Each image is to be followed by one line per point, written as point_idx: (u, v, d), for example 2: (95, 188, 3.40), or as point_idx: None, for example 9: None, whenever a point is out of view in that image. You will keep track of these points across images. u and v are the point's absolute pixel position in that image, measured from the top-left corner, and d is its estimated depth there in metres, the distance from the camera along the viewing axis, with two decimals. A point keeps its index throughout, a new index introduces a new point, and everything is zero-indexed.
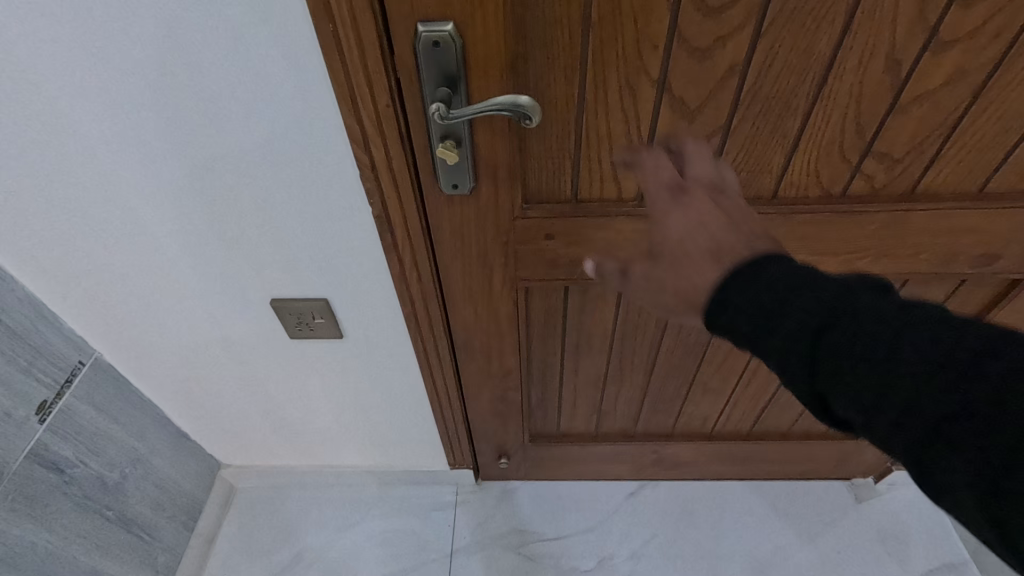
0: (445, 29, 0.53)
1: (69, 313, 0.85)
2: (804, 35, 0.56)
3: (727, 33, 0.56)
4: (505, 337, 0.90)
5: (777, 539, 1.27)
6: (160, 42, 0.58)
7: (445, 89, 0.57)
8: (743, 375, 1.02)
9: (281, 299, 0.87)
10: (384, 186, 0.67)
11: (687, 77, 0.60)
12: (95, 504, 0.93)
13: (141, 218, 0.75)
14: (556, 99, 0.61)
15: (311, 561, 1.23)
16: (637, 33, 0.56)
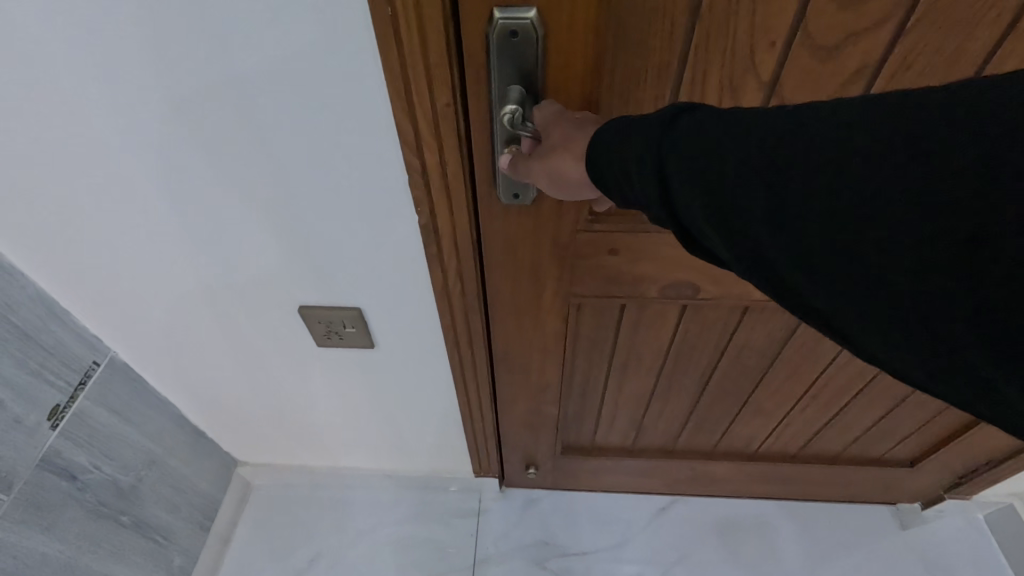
0: (527, 17, 0.46)
1: (83, 311, 0.79)
2: (955, 35, 0.50)
3: (862, 29, 0.50)
4: (548, 354, 0.83)
5: (816, 564, 1.21)
6: (188, 22, 0.50)
7: (519, 87, 0.50)
8: (799, 401, 0.95)
9: (310, 307, 0.82)
10: (433, 192, 0.60)
11: (804, 80, 0.53)
12: (109, 510, 0.88)
13: (161, 216, 0.68)
14: (644, 99, 0.54)
15: (328, 566, 1.19)
16: (753, 29, 0.50)
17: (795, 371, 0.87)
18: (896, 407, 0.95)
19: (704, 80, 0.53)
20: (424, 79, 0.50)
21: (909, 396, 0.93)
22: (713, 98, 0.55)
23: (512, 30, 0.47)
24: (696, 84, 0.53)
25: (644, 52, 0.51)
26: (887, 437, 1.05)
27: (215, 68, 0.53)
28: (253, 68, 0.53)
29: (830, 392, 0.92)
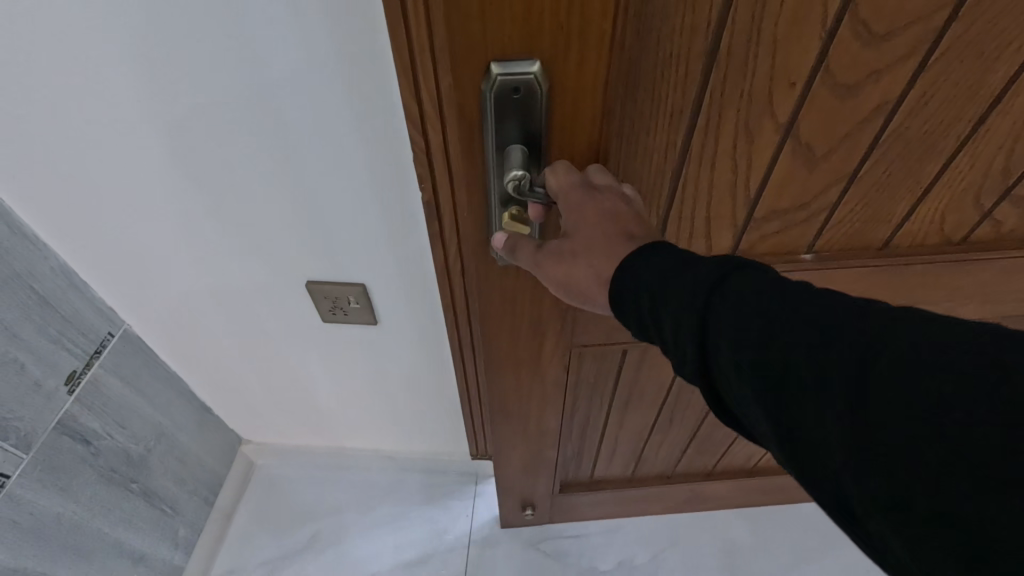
0: (530, 72, 0.46)
1: (102, 284, 0.82)
2: (977, 68, 0.53)
3: (885, 66, 0.52)
4: (548, 402, 0.87)
5: (805, 556, 1.23)
6: (222, 9, 0.54)
7: (520, 146, 0.51)
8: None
9: (316, 282, 0.84)
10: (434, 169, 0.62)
11: (823, 117, 0.56)
12: (121, 477, 0.91)
13: (181, 192, 0.72)
14: (655, 144, 0.57)
15: (327, 543, 1.23)
16: (773, 70, 0.52)
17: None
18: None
19: (721, 125, 0.56)
20: (429, 62, 0.50)
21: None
22: (728, 140, 0.57)
23: (513, 86, 0.47)
24: (713, 130, 0.56)
25: (656, 97, 0.52)
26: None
27: (241, 52, 0.57)
28: (278, 52, 0.57)
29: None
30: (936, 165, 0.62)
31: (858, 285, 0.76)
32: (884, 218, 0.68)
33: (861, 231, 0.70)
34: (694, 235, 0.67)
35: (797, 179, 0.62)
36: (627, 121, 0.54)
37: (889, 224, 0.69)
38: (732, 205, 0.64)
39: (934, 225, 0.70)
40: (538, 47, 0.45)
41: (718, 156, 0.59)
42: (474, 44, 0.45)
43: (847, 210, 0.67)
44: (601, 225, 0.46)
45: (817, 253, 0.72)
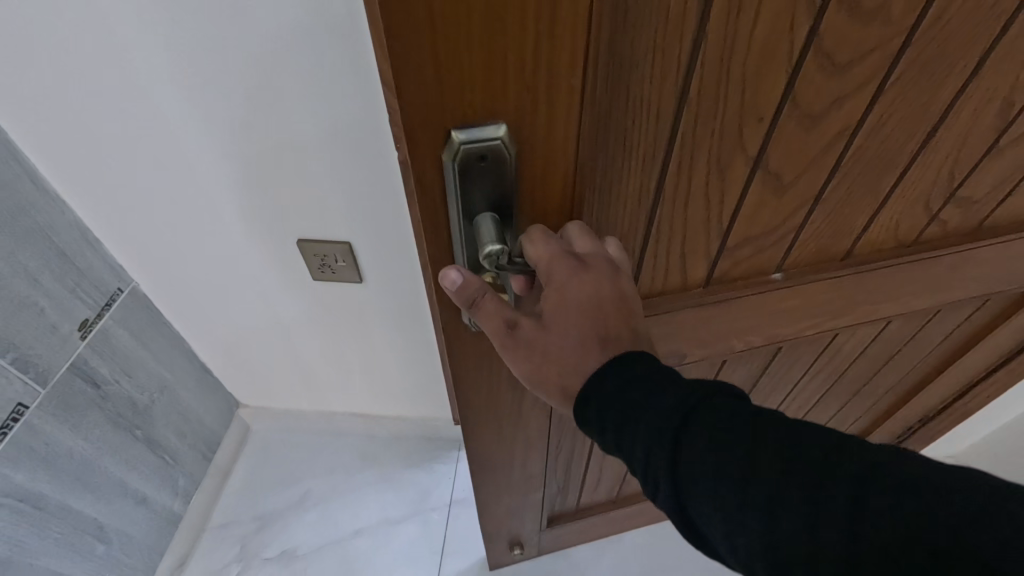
0: (496, 139, 0.41)
1: (113, 242, 0.90)
2: (926, 84, 0.54)
3: (847, 93, 0.52)
4: (532, 451, 0.87)
5: None
6: None
7: (491, 214, 0.46)
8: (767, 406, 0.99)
9: (307, 239, 0.91)
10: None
11: (790, 147, 0.55)
12: (126, 422, 0.99)
13: (186, 159, 0.79)
14: (629, 190, 0.54)
15: (319, 498, 1.31)
16: (743, 106, 0.49)
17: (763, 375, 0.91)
18: (843, 394, 1.03)
19: (694, 163, 0.53)
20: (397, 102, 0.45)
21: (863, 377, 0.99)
22: (700, 178, 0.55)
23: (479, 152, 0.42)
24: (685, 170, 0.54)
25: (627, 141, 0.49)
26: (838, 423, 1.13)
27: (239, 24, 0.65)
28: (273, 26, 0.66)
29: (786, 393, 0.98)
30: (894, 176, 0.63)
31: (825, 299, 0.75)
32: (846, 232, 0.68)
33: (827, 246, 0.69)
34: (670, 268, 0.65)
35: (768, 208, 0.61)
36: (598, 167, 0.51)
37: (850, 237, 0.69)
38: (706, 239, 0.62)
39: (892, 232, 0.71)
40: (504, 105, 0.41)
41: (691, 195, 0.56)
42: (442, 108, 0.40)
43: (812, 228, 0.66)
44: (589, 321, 0.45)
45: (787, 271, 0.71)
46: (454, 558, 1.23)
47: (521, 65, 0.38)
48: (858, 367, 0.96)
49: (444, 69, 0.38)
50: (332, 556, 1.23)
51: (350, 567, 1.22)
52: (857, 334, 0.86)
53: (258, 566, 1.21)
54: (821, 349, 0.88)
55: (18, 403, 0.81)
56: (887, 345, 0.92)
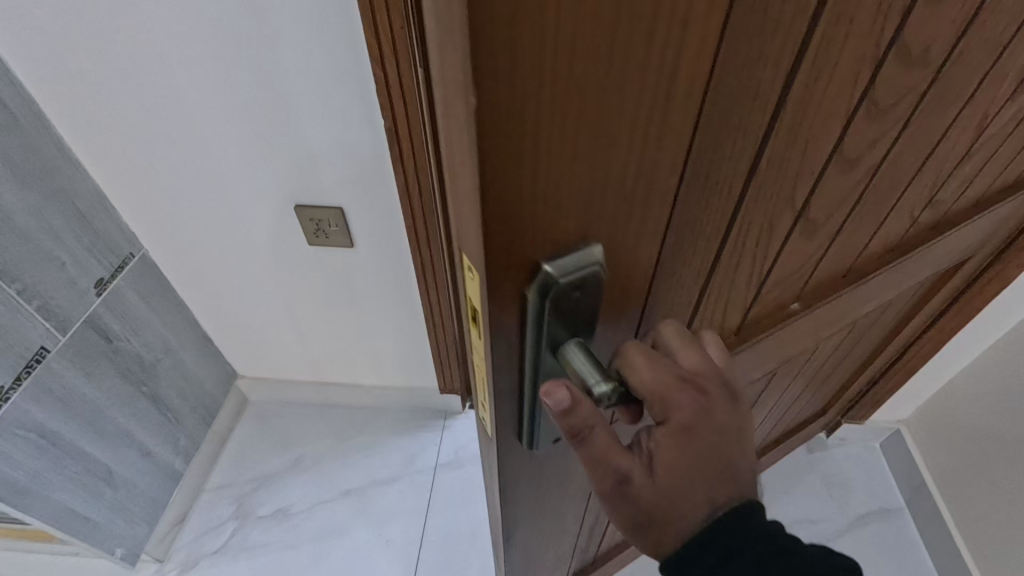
0: (593, 261, 0.30)
1: (127, 209, 1.00)
2: (934, 113, 0.46)
3: (880, 136, 0.42)
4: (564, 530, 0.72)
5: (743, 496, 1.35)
6: None
7: (577, 342, 0.34)
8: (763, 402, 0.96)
9: (303, 205, 0.99)
10: (390, 83, 0.78)
11: (826, 197, 0.45)
12: (134, 377, 1.08)
13: (199, 132, 0.89)
14: (688, 273, 0.41)
15: (310, 465, 1.38)
16: (801, 169, 0.39)
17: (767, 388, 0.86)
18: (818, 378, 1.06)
19: (747, 230, 0.41)
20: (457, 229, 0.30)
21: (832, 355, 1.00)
22: (751, 240, 0.43)
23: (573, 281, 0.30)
24: (738, 238, 0.42)
25: (695, 237, 0.37)
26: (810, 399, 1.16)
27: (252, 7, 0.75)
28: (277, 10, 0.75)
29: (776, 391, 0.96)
30: (894, 198, 0.55)
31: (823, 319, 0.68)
32: (847, 258, 0.61)
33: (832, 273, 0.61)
34: None
35: (794, 253, 0.51)
36: (668, 267, 0.38)
37: (849, 260, 0.62)
38: (742, 293, 0.51)
39: (881, 243, 0.64)
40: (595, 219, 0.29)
41: (740, 259, 0.45)
42: (533, 242, 0.28)
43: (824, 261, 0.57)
44: (706, 456, 0.36)
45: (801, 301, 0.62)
46: (438, 515, 1.32)
47: (635, 167, 0.27)
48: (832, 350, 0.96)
49: (539, 187, 0.26)
50: (323, 513, 1.31)
51: (340, 524, 1.29)
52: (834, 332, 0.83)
53: (254, 523, 1.29)
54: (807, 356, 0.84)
55: (41, 347, 0.89)
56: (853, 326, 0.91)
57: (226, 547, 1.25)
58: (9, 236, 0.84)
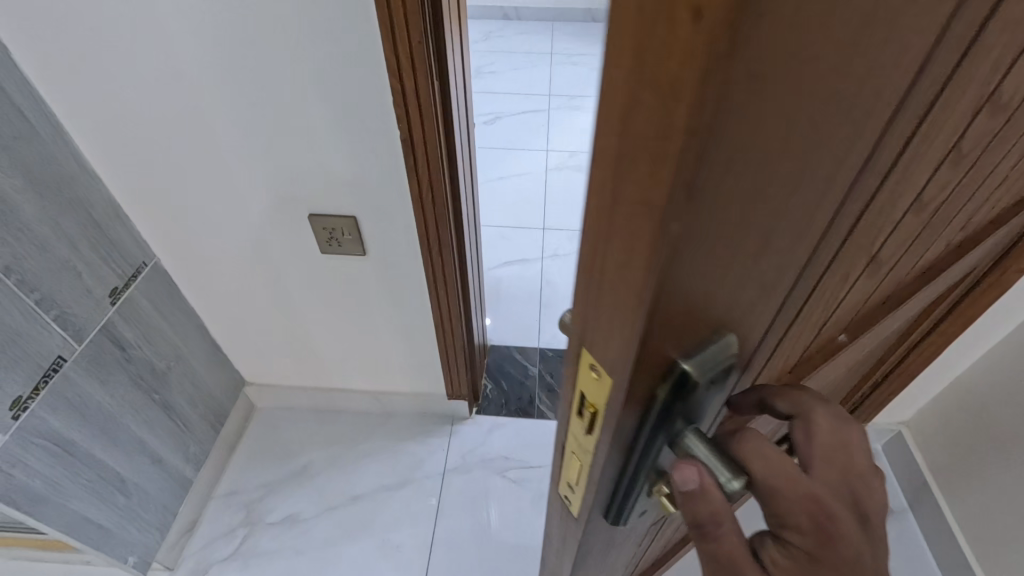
0: (726, 347, 0.30)
1: (141, 217, 1.02)
2: (993, 147, 0.42)
3: (947, 172, 0.39)
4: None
5: None
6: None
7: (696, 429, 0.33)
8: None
9: (317, 214, 1.00)
10: (406, 96, 0.79)
11: (892, 237, 0.42)
12: (146, 385, 1.09)
13: (214, 142, 0.90)
14: (779, 329, 0.37)
15: (319, 471, 1.39)
16: (886, 213, 0.36)
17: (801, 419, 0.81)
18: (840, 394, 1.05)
19: (828, 282, 0.38)
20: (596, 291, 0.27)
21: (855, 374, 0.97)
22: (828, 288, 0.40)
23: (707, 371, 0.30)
24: (821, 291, 0.38)
25: (798, 290, 0.34)
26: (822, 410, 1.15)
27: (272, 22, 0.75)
28: (294, 29, 0.75)
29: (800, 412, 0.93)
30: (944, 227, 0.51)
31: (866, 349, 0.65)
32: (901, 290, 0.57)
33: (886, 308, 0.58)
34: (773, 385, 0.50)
35: (856, 293, 0.47)
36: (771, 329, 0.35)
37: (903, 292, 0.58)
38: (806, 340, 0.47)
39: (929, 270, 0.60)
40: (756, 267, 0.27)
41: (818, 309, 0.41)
42: (685, 326, 0.26)
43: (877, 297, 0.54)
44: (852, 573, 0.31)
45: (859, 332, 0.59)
46: (447, 520, 1.32)
47: (792, 223, 0.26)
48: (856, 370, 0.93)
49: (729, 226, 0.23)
50: (332, 520, 1.31)
51: (349, 530, 1.30)
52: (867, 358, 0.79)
53: (263, 530, 1.29)
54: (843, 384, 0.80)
55: (59, 356, 0.90)
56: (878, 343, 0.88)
57: (236, 555, 1.25)
58: (28, 246, 0.84)
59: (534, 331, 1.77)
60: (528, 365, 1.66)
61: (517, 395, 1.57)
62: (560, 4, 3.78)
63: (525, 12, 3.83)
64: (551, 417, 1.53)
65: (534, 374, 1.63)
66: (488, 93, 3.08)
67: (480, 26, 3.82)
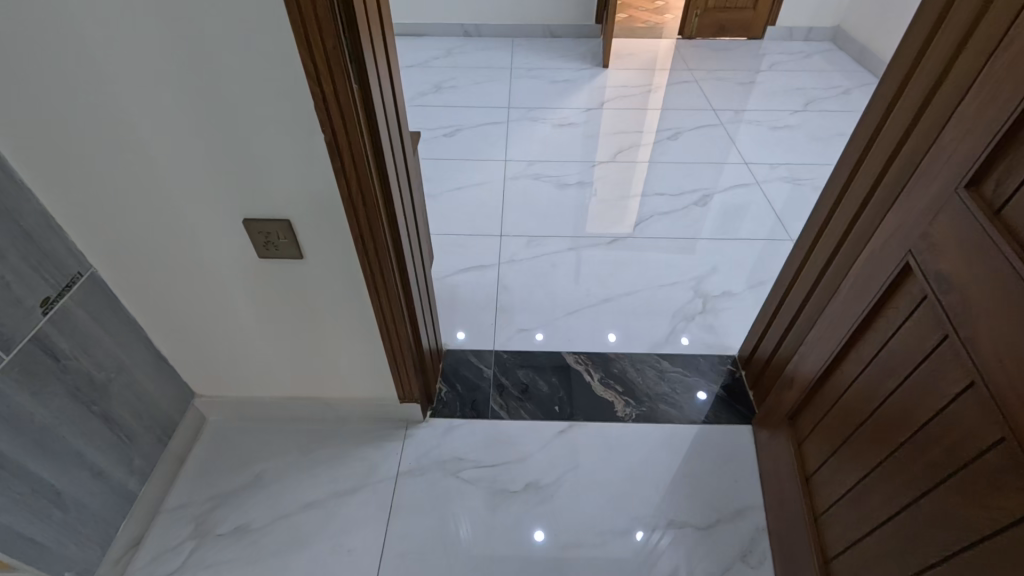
0: None
1: (75, 227, 1.03)
2: None
3: None
4: None
5: (691, 484, 1.42)
6: (162, 16, 0.75)
7: None
8: (908, 503, 0.87)
9: (251, 218, 1.02)
10: (326, 99, 0.82)
11: None
12: (84, 397, 1.08)
13: (146, 153, 0.92)
14: None
15: (272, 480, 1.38)
16: None
17: (972, 512, 0.74)
18: (852, 393, 1.07)
19: None
20: None
21: (884, 400, 0.96)
22: None
23: None
24: None
25: None
26: (825, 415, 1.17)
27: (191, 27, 0.76)
28: (211, 46, 0.78)
29: (901, 438, 0.90)
30: None
31: None
32: None
33: None
34: None
35: None
36: None
37: None
38: None
39: None
40: None
41: None
42: None
43: None
44: None
45: None
46: (399, 523, 1.33)
47: None
48: (889, 373, 0.95)
49: None
50: (283, 529, 1.31)
51: (301, 538, 1.29)
52: (950, 367, 0.80)
53: (212, 542, 1.28)
54: (966, 453, 0.76)
55: None
56: (912, 361, 0.89)
57: (185, 567, 1.24)
58: None
59: (489, 334, 1.80)
60: (483, 367, 1.69)
61: (472, 396, 1.60)
62: (519, 21, 3.89)
63: (486, 28, 3.93)
64: (504, 417, 1.55)
65: (489, 375, 1.66)
66: (449, 106, 3.15)
67: (441, 42, 3.90)
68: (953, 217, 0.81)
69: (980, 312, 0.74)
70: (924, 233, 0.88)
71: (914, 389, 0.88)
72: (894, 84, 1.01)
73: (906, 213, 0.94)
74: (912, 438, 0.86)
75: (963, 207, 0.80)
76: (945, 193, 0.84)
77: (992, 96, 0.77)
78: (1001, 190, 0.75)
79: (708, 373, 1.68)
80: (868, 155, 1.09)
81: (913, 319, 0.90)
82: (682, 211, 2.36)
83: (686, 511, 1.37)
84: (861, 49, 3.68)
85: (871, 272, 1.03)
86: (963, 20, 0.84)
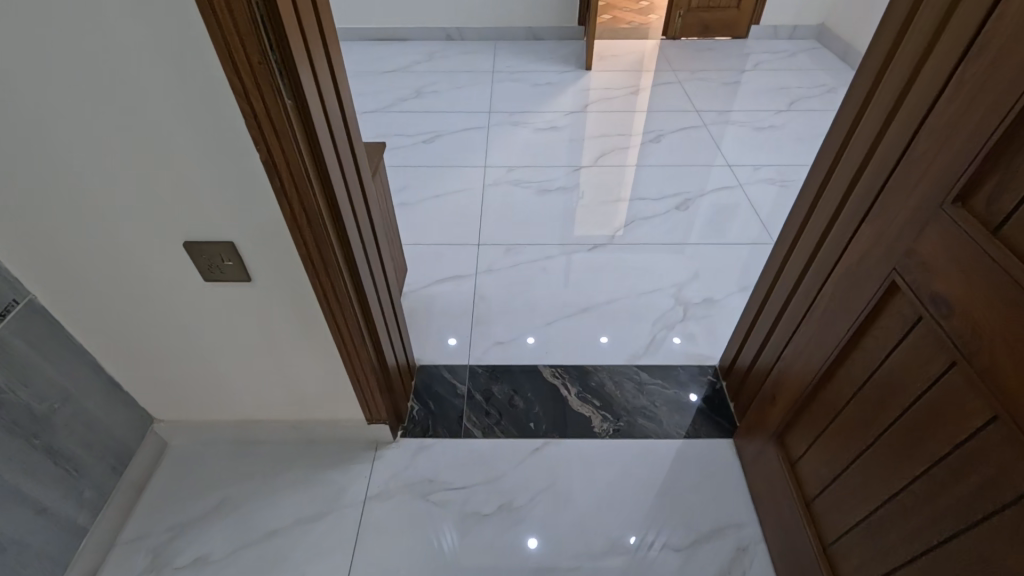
0: None
1: (9, 252, 0.98)
2: None
3: None
4: None
5: (668, 502, 1.38)
6: (71, 34, 0.70)
7: None
8: (935, 544, 0.81)
9: (192, 241, 0.97)
10: (258, 116, 0.77)
11: None
12: (22, 431, 1.03)
13: (76, 175, 0.87)
14: None
15: (234, 508, 1.33)
16: None
17: (1016, 562, 0.68)
18: (846, 414, 1.02)
19: None
20: None
21: (887, 426, 0.90)
22: None
23: None
24: None
25: None
26: (818, 435, 1.12)
27: (104, 44, 0.71)
28: (129, 65, 0.73)
29: (916, 471, 0.84)
30: None
31: None
32: None
33: None
34: None
35: None
36: None
37: None
38: None
39: None
40: None
41: None
42: None
43: None
44: None
45: None
46: (366, 550, 1.28)
47: None
48: (888, 397, 0.90)
49: None
50: (244, 559, 1.25)
51: (262, 568, 1.24)
52: (966, 398, 0.74)
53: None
54: (1000, 495, 0.70)
55: None
56: (915, 386, 0.84)
57: None
58: None
59: (464, 348, 1.75)
60: (457, 384, 1.64)
61: (445, 414, 1.55)
62: (501, 24, 3.84)
63: (468, 32, 3.88)
64: (478, 436, 1.50)
65: (463, 392, 1.61)
66: (430, 112, 3.10)
67: (423, 47, 3.85)
68: (944, 234, 0.77)
69: (994, 339, 0.69)
70: (910, 248, 0.83)
71: (922, 418, 0.82)
72: (863, 90, 0.97)
73: (886, 225, 0.90)
74: (932, 474, 0.81)
75: (954, 224, 0.75)
76: (928, 208, 0.80)
77: (971, 106, 0.73)
78: (997, 207, 0.70)
79: (687, 385, 1.64)
80: (840, 161, 1.05)
81: (910, 342, 0.85)
82: (664, 216, 2.32)
83: (663, 531, 1.33)
84: (845, 48, 3.66)
85: (853, 287, 0.99)
86: (928, 21, 0.80)
